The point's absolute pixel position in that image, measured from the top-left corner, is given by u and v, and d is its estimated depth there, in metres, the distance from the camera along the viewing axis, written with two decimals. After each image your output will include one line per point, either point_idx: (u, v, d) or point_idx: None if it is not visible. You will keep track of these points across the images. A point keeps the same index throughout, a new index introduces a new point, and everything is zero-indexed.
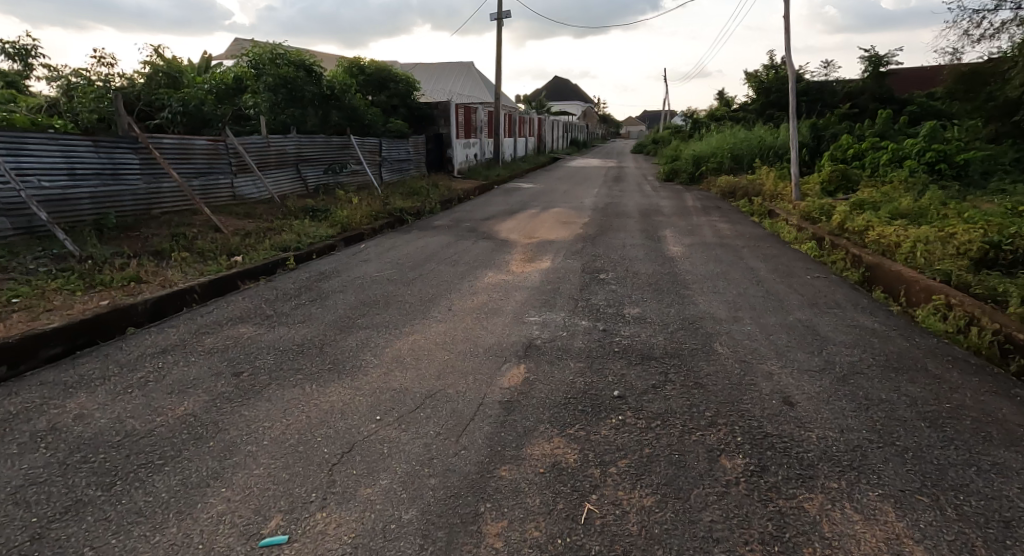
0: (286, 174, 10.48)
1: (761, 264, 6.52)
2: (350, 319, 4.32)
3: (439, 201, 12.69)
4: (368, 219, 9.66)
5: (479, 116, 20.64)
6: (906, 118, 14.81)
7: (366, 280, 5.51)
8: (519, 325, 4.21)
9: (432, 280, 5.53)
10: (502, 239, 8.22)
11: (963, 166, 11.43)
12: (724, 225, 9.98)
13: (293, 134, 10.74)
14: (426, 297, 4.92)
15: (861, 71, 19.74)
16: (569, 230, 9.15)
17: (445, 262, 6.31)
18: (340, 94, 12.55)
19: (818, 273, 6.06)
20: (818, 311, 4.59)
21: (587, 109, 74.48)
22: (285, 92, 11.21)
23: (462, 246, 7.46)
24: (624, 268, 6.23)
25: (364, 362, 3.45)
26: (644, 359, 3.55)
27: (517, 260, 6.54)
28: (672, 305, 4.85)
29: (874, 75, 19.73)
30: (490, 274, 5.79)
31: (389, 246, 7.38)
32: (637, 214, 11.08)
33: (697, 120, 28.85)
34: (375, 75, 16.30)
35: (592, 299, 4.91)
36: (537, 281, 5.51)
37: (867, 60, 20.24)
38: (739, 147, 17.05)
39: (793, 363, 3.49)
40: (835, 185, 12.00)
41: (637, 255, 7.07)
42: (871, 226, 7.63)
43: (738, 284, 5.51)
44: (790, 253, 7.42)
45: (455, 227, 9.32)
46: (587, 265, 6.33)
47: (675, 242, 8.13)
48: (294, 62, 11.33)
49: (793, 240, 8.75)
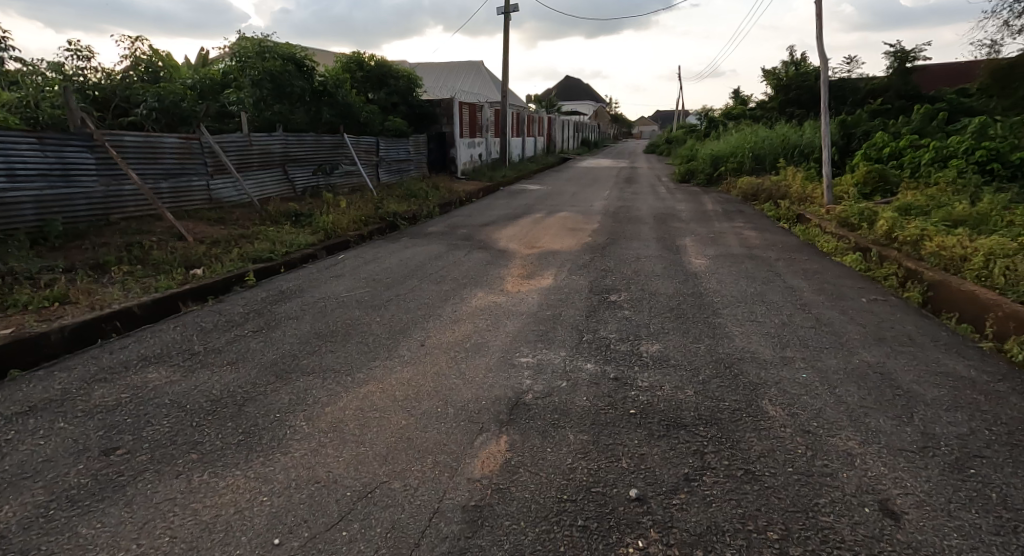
0: (270, 177, 9.52)
1: (802, 284, 5.59)
2: (295, 356, 3.42)
3: (438, 205, 11.84)
4: (357, 224, 8.81)
5: (485, 114, 19.76)
6: (943, 114, 13.94)
7: (332, 302, 4.60)
8: (508, 369, 3.32)
9: (410, 301, 4.64)
10: (500, 249, 7.33)
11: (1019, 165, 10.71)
12: (750, 232, 8.99)
13: (279, 132, 9.85)
14: (399, 326, 4.04)
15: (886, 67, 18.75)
16: (576, 238, 8.22)
17: (433, 278, 5.41)
18: (332, 91, 11.69)
19: (872, 295, 5.23)
20: (887, 353, 3.69)
21: (598, 109, 73.59)
22: (270, 86, 10.21)
23: (453, 259, 6.57)
24: (639, 288, 5.30)
25: (292, 427, 2.56)
26: (670, 429, 2.65)
27: (515, 277, 5.64)
28: (699, 341, 3.92)
29: (900, 72, 18.76)
30: (480, 295, 4.90)
31: (373, 257, 6.50)
32: (651, 219, 10.12)
33: (712, 119, 27.88)
34: (374, 70, 15.50)
35: (601, 332, 4.00)
36: (537, 306, 4.61)
37: (892, 56, 19.25)
38: (759, 148, 16.07)
39: (874, 438, 2.59)
40: (872, 187, 11.60)
41: (654, 269, 6.15)
42: (926, 236, 7.10)
43: (777, 314, 4.58)
44: (832, 268, 6.48)
45: (450, 234, 8.46)
46: (597, 283, 5.41)
47: (698, 253, 7.17)
48: (282, 55, 10.51)
49: (833, 251, 7.96)
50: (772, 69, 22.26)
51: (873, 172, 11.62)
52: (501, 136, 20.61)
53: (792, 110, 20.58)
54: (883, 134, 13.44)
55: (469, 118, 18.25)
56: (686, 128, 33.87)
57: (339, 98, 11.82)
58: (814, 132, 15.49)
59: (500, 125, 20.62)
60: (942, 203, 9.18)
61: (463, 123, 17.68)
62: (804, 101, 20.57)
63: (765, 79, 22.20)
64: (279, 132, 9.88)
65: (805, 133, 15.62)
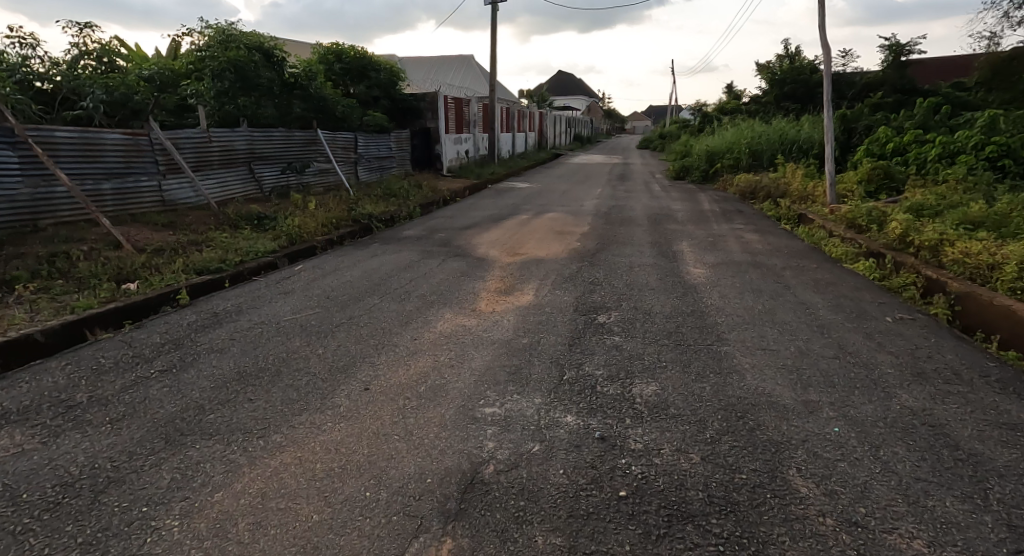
0: (233, 175, 8.71)
1: (816, 302, 4.96)
2: (202, 406, 2.71)
3: (418, 205, 11.16)
4: (326, 228, 8.12)
5: (472, 110, 19.08)
6: (947, 107, 13.39)
7: (271, 327, 3.89)
8: (467, 425, 2.63)
9: (366, 325, 3.97)
10: (479, 256, 6.67)
11: None
12: (750, 235, 8.38)
13: (244, 127, 9.06)
14: (343, 357, 3.35)
15: (882, 60, 18.25)
16: (563, 243, 7.56)
17: (396, 294, 4.73)
18: (304, 83, 10.77)
19: (895, 314, 4.67)
20: (931, 397, 3.06)
21: (591, 104, 73.00)
22: (233, 76, 9.25)
23: (425, 268, 5.91)
24: (632, 308, 4.66)
25: (158, 532, 1.89)
26: (673, 524, 2.02)
27: (491, 292, 4.98)
28: (703, 380, 3.27)
29: (895, 64, 18.28)
30: (447, 316, 4.22)
31: (335, 267, 5.81)
32: (645, 220, 9.47)
33: (705, 114, 27.33)
34: (353, 63, 14.77)
35: (586, 368, 3.34)
36: (512, 332, 3.95)
37: (887, 48, 18.75)
38: (757, 144, 15.49)
39: (945, 538, 1.98)
40: (877, 185, 11.05)
41: (647, 282, 5.52)
42: (945, 240, 6.58)
43: (794, 341, 3.93)
44: (846, 279, 5.88)
45: (427, 239, 7.80)
46: (584, 302, 4.76)
47: (696, 261, 6.53)
48: (248, 44, 9.57)
49: (842, 257, 7.38)
50: (766, 62, 21.65)
51: (877, 169, 11.06)
52: (489, 132, 19.93)
53: (788, 104, 19.98)
54: (886, 129, 12.94)
55: (455, 113, 17.52)
56: (679, 123, 33.26)
57: (313, 90, 11.02)
58: (812, 127, 14.96)
59: (489, 121, 19.87)
60: (955, 202, 8.66)
61: (448, 119, 16.94)
62: (800, 96, 19.96)
63: (760, 74, 21.58)
64: (244, 127, 9.10)
65: (802, 128, 15.04)
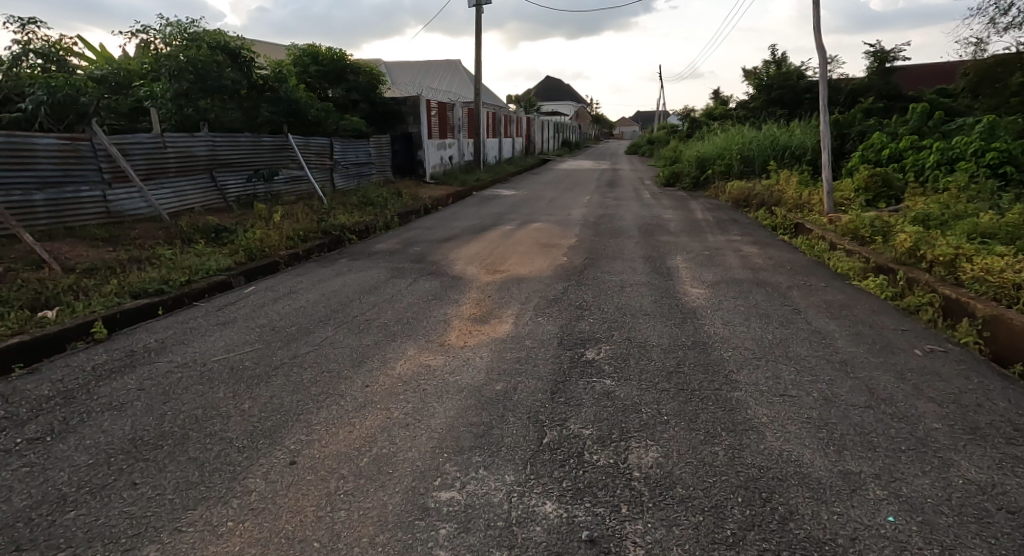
0: (192, 183, 8.04)
1: (830, 330, 4.40)
2: (64, 499, 2.05)
3: (396, 215, 10.55)
4: (291, 242, 7.49)
5: (456, 114, 18.48)
6: (941, 112, 13.01)
7: (193, 362, 3.20)
8: (416, 523, 2.02)
9: (311, 364, 3.34)
10: (455, 274, 6.07)
11: None
12: (748, 248, 7.85)
13: (205, 131, 8.39)
14: (275, 408, 2.73)
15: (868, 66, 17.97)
16: (548, 258, 6.97)
17: (353, 324, 4.12)
18: (274, 85, 10.09)
19: (921, 347, 4.13)
20: (989, 473, 2.52)
21: (579, 110, 72.77)
22: (192, 76, 8.52)
23: (393, 289, 5.30)
24: (625, 339, 4.07)
25: None
26: None
27: (464, 320, 4.38)
28: (714, 444, 2.69)
29: (880, 71, 18.03)
30: (409, 353, 3.61)
31: (293, 287, 5.18)
32: (636, 231, 8.91)
33: (692, 120, 26.95)
34: (331, 66, 14.17)
35: (572, 427, 2.74)
36: (484, 374, 3.34)
37: (872, 55, 18.49)
38: (748, 149, 14.91)
39: None
40: (875, 194, 10.57)
41: (642, 305, 4.94)
42: (961, 254, 6.07)
43: (814, 385, 3.38)
44: (860, 301, 5.34)
45: (400, 253, 7.18)
46: (570, 332, 4.17)
47: (693, 279, 5.97)
48: (210, 41, 8.85)
49: (848, 274, 6.86)
50: (753, 68, 21.29)
51: (875, 176, 10.59)
52: (474, 137, 19.34)
53: (776, 109, 19.57)
54: (881, 135, 12.52)
55: (438, 119, 16.89)
56: (666, 129, 32.91)
57: (284, 94, 10.26)
58: (804, 133, 14.53)
59: (474, 125, 19.30)
60: (961, 212, 8.17)
61: (431, 124, 16.30)
62: (788, 102, 19.57)
63: (747, 79, 21.19)
64: (205, 130, 8.42)
65: (795, 134, 14.59)
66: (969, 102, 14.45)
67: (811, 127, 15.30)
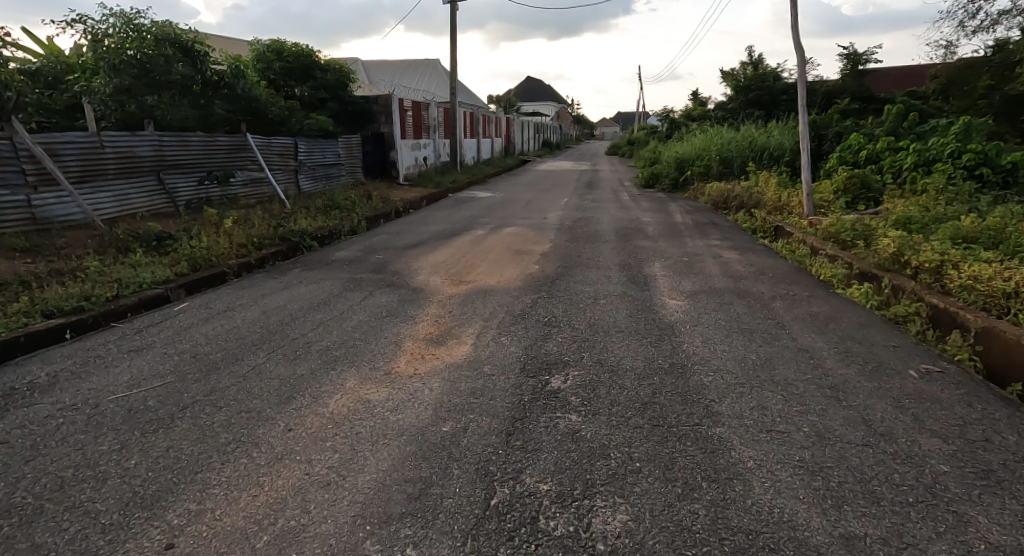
0: (135, 187, 7.56)
1: (817, 346, 4.01)
2: None
3: (363, 219, 10.06)
4: (242, 249, 7.00)
5: (431, 114, 18.00)
6: (916, 113, 12.87)
7: (82, 399, 2.77)
8: None
9: (231, 400, 2.89)
10: (416, 285, 5.64)
11: (1011, 171, 9.81)
12: (728, 253, 7.53)
13: (151, 130, 7.95)
14: (168, 463, 2.28)
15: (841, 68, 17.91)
16: (518, 266, 6.56)
17: (290, 349, 3.67)
18: (231, 81, 9.86)
19: (919, 366, 3.76)
20: (1014, 535, 2.16)
21: (561, 111, 72.57)
22: (134, 70, 8.19)
23: (345, 304, 4.86)
24: (595, 362, 3.66)
25: None
26: None
27: (418, 342, 3.95)
28: (692, 499, 2.30)
29: (854, 73, 17.99)
30: (349, 386, 3.18)
31: (232, 303, 4.72)
32: (613, 236, 8.53)
33: (670, 121, 26.75)
34: (296, 62, 13.69)
35: (527, 481, 2.34)
36: (430, 411, 2.91)
37: (846, 57, 18.42)
38: (727, 150, 14.64)
39: None
40: (854, 196, 10.31)
41: (616, 320, 4.55)
42: (947, 260, 5.71)
43: (806, 415, 2.99)
44: (847, 312, 4.98)
45: (360, 262, 6.72)
46: (535, 355, 3.75)
47: (671, 289, 5.60)
48: (153, 34, 8.42)
49: (830, 280, 6.49)
50: (731, 69, 21.12)
51: (854, 178, 10.33)
52: (450, 137, 18.88)
53: (753, 111, 19.40)
54: (858, 136, 12.32)
55: (412, 118, 16.38)
56: (645, 130, 32.72)
57: (241, 90, 10.07)
58: (783, 134, 14.30)
59: (450, 126, 18.84)
60: (943, 215, 7.89)
61: (404, 124, 15.78)
62: (766, 103, 19.40)
63: (724, 80, 21.01)
64: (150, 129, 7.98)
65: (774, 135, 14.37)
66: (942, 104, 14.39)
67: (788, 128, 15.09)
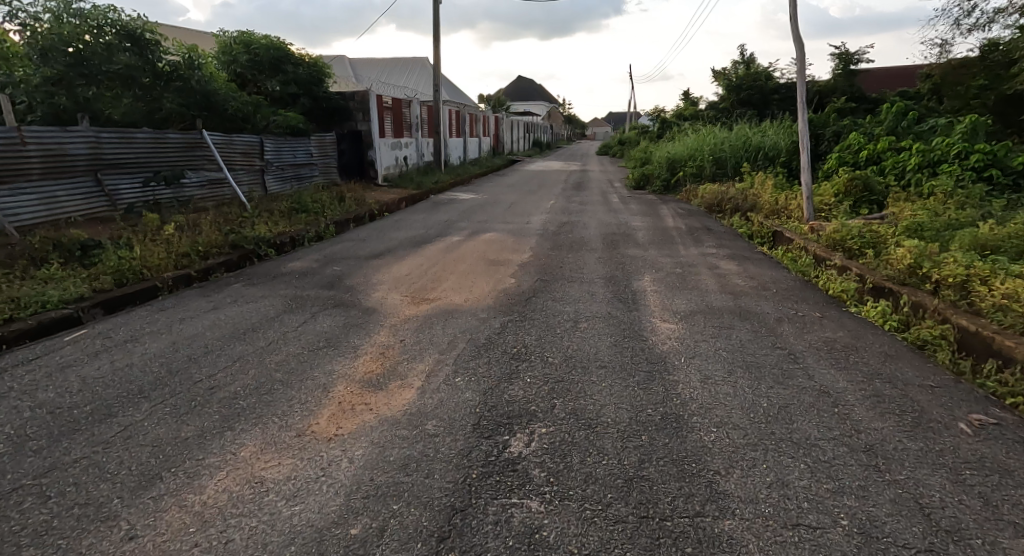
0: (64, 188, 6.96)
1: (842, 386, 3.29)
2: None
3: (331, 223, 9.28)
4: (181, 261, 6.28)
5: (414, 111, 17.20)
6: (916, 112, 12.23)
7: None
8: None
9: (74, 487, 2.20)
10: (369, 304, 4.90)
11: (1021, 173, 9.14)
12: (726, 263, 6.83)
13: (85, 125, 7.30)
14: None
15: (834, 67, 17.31)
16: (491, 278, 5.83)
17: (185, 399, 2.93)
18: (186, 74, 9.19)
19: (974, 410, 3.00)
20: None
21: (552, 111, 71.87)
22: (67, 58, 7.74)
23: (278, 330, 4.12)
24: (570, 415, 2.92)
25: None
26: None
27: (353, 385, 3.21)
28: None
29: (847, 72, 17.41)
30: (244, 456, 2.45)
31: (139, 331, 4.00)
32: (599, 243, 7.82)
33: (660, 120, 26.09)
34: (265, 55, 12.96)
35: None
36: (340, 500, 2.18)
37: (838, 57, 17.81)
38: (720, 149, 13.97)
39: None
40: (856, 199, 9.63)
41: (597, 350, 3.84)
42: (975, 274, 4.92)
43: (845, 495, 2.24)
44: (869, 337, 4.25)
45: (313, 274, 5.96)
46: (495, 404, 3.01)
47: (663, 307, 4.88)
48: (92, 20, 7.97)
49: (840, 294, 5.68)
50: (722, 68, 20.47)
51: (856, 180, 9.65)
52: (434, 136, 18.08)
53: (746, 110, 18.74)
54: (858, 135, 11.65)
55: (391, 116, 15.56)
56: (637, 129, 32.00)
57: (196, 83, 9.36)
58: (779, 133, 13.64)
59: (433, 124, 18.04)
60: (958, 220, 7.15)
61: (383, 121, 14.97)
62: (758, 103, 18.76)
63: (716, 80, 20.33)
64: (85, 124, 7.33)
65: (769, 134, 13.71)
66: (937, 104, 13.82)
67: (784, 127, 14.44)
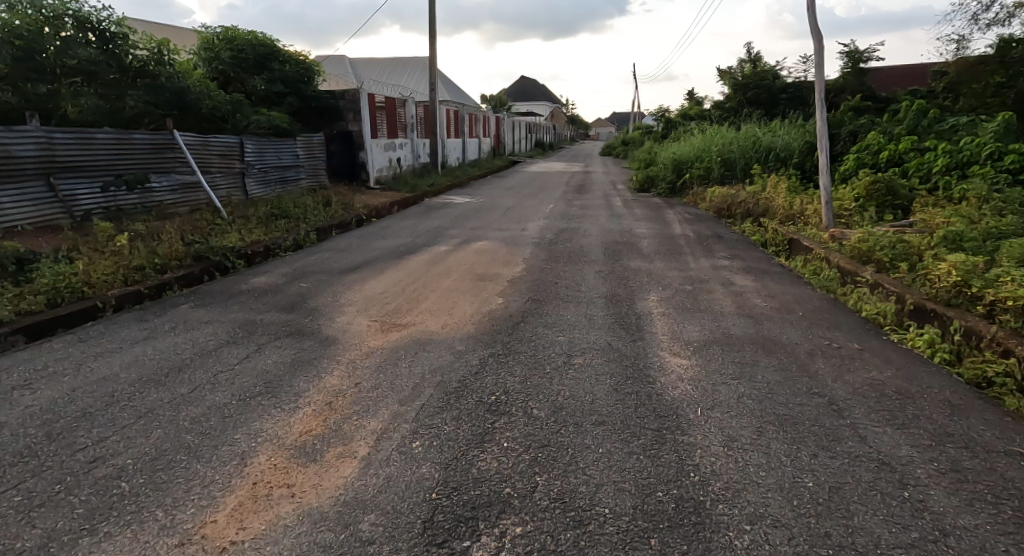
0: (9, 193, 6.28)
1: (905, 456, 2.59)
2: None
3: (311, 230, 8.61)
4: (130, 276, 5.58)
5: (409, 111, 16.51)
6: (937, 110, 11.46)
7: None
8: None
9: None
10: (331, 332, 4.21)
11: None
12: (741, 278, 6.11)
13: (35, 125, 6.62)
14: None
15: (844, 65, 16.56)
16: (475, 297, 5.15)
17: (52, 480, 2.23)
18: (155, 71, 8.54)
19: None
20: None
21: (555, 111, 71.04)
22: (14, 50, 7.05)
23: (212, 369, 3.42)
24: (559, 505, 2.22)
25: None
26: None
27: (282, 453, 2.51)
28: None
29: (859, 71, 16.65)
30: None
31: (41, 372, 3.29)
32: (600, 253, 7.12)
33: (663, 121, 25.31)
34: (250, 53, 12.31)
35: None
36: None
37: (848, 55, 17.06)
38: (728, 150, 13.24)
39: None
40: (878, 203, 8.90)
41: (593, 398, 3.12)
42: None
43: None
44: (921, 378, 3.54)
45: (275, 293, 5.28)
46: (461, 486, 2.31)
47: (672, 336, 4.17)
48: (49, 10, 7.33)
49: (875, 317, 4.96)
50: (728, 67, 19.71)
51: (879, 183, 8.91)
52: (430, 137, 17.41)
53: (754, 110, 18.01)
54: (877, 135, 10.89)
55: (385, 116, 14.87)
56: (640, 130, 31.21)
57: (167, 80, 8.67)
58: (791, 133, 12.91)
59: (430, 125, 17.36)
60: (999, 228, 6.43)
61: (376, 121, 14.29)
62: (766, 103, 18.01)
63: (721, 79, 19.58)
64: (35, 124, 6.65)
65: (780, 134, 12.97)
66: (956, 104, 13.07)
67: (795, 127, 13.69)
